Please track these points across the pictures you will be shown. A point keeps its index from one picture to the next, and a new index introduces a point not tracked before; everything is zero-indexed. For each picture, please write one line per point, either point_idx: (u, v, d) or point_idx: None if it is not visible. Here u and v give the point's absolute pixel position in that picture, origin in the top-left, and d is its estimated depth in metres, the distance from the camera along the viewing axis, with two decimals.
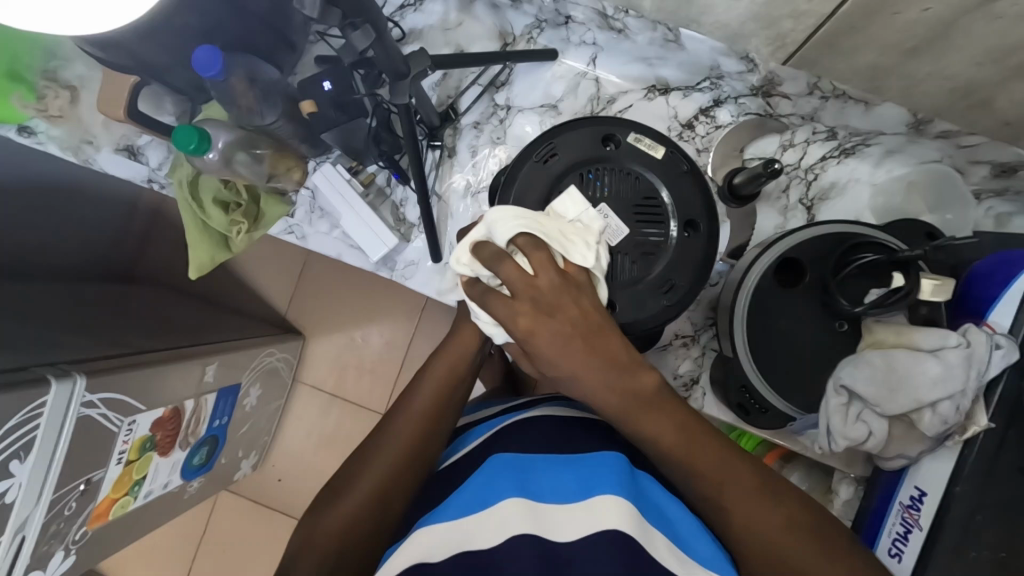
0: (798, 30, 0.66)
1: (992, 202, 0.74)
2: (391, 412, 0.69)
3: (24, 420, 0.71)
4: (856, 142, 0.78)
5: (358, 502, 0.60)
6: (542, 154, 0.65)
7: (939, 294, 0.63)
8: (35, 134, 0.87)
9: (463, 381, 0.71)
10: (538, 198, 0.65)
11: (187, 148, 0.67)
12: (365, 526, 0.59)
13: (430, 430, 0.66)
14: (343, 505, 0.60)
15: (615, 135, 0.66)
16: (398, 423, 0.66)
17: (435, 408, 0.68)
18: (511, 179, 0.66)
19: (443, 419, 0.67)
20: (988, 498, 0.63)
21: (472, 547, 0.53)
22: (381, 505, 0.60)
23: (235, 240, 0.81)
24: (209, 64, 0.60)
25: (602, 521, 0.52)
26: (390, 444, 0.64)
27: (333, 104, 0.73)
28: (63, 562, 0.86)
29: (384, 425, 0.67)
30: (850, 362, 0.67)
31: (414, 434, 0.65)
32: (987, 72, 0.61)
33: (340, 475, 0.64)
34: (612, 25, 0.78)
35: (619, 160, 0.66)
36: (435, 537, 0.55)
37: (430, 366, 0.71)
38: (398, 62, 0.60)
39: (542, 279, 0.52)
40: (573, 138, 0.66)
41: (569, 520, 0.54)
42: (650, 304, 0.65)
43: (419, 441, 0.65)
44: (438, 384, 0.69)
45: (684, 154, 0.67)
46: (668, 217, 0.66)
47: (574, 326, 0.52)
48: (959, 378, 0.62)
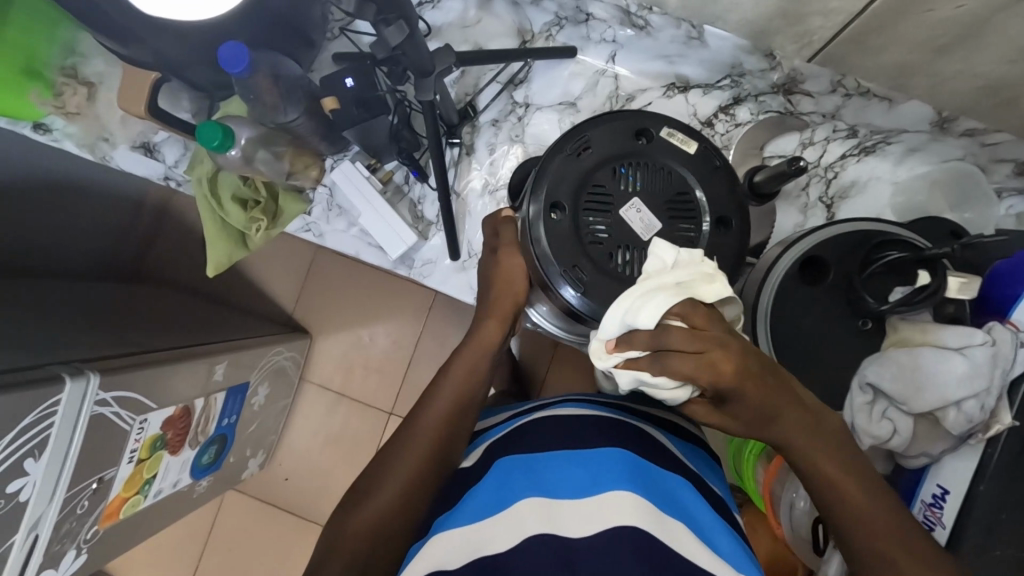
0: (825, 27, 0.66)
1: (1013, 200, 0.75)
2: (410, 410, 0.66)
3: (38, 418, 0.71)
4: (877, 140, 0.78)
5: (387, 508, 0.59)
6: (575, 147, 0.65)
7: (965, 292, 0.63)
8: (50, 131, 0.87)
9: (485, 379, 0.68)
10: (571, 190, 0.64)
11: (211, 145, 0.67)
12: (391, 526, 0.59)
13: (454, 432, 0.64)
14: (370, 509, 0.60)
15: (649, 130, 0.66)
16: (420, 424, 0.64)
17: (457, 407, 0.65)
18: (544, 170, 0.65)
19: (466, 420, 0.66)
20: (1013, 497, 0.64)
21: (487, 551, 0.53)
22: (408, 510, 0.60)
23: (255, 238, 0.82)
24: (233, 61, 0.60)
25: (613, 518, 0.53)
26: (413, 447, 0.62)
27: (357, 102, 0.72)
28: (74, 561, 0.86)
29: (405, 425, 0.65)
30: (874, 361, 0.68)
31: (437, 437, 0.63)
32: (1016, 70, 0.61)
33: (363, 476, 0.63)
34: (635, 22, 0.77)
35: (652, 154, 0.66)
36: (452, 541, 0.55)
37: (451, 363, 0.69)
38: (425, 58, 0.60)
39: (708, 330, 0.49)
40: (606, 131, 0.66)
41: (578, 516, 0.55)
42: None
43: (442, 440, 0.63)
44: (459, 381, 0.67)
45: (717, 150, 0.67)
46: (700, 213, 0.65)
47: (750, 370, 0.50)
48: (985, 377, 0.62)
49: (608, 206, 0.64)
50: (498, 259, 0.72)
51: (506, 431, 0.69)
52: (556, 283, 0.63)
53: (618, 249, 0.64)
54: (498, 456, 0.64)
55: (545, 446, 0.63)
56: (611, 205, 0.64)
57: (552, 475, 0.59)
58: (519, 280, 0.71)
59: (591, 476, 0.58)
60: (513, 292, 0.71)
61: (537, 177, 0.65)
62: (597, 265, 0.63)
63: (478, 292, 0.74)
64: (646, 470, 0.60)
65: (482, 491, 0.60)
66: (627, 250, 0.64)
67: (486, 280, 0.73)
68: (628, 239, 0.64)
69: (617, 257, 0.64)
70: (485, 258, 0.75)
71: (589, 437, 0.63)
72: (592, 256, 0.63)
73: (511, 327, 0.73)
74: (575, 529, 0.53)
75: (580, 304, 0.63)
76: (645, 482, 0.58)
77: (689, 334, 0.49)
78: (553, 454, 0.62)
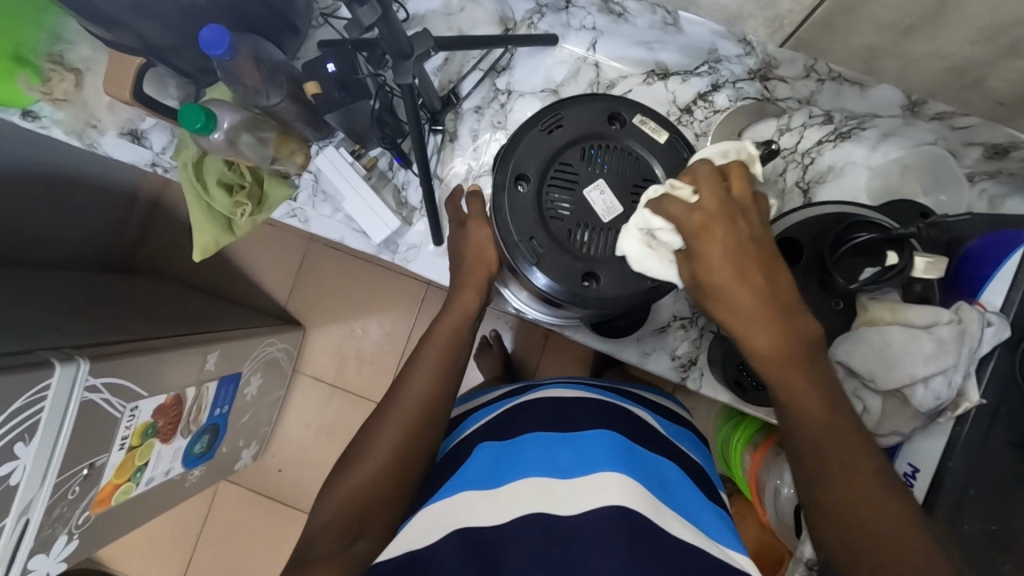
0: (794, 11, 0.66)
1: (986, 184, 0.78)
2: (391, 386, 0.68)
3: (28, 403, 0.72)
4: (852, 126, 0.80)
5: (373, 476, 0.61)
6: (548, 123, 0.67)
7: (932, 271, 0.66)
8: (39, 118, 0.88)
9: (464, 342, 0.70)
10: (538, 167, 0.66)
11: (193, 127, 0.68)
12: (381, 493, 0.60)
13: (437, 396, 0.65)
14: (358, 479, 0.61)
15: (621, 115, 0.68)
16: (402, 395, 0.65)
17: (439, 373, 0.67)
18: (507, 153, 0.67)
19: (448, 385, 0.67)
20: (982, 471, 0.65)
21: (467, 525, 0.55)
22: (398, 472, 0.61)
23: (242, 223, 0.82)
24: (216, 43, 0.62)
25: (607, 501, 0.53)
26: (395, 418, 0.64)
27: (339, 85, 0.73)
28: (66, 546, 0.87)
29: (389, 400, 0.66)
30: (845, 339, 0.69)
31: (420, 406, 0.64)
32: (980, 51, 0.61)
33: (348, 452, 0.64)
34: (612, 9, 0.78)
35: (623, 140, 0.67)
36: (435, 519, 0.57)
37: (429, 337, 0.70)
38: (402, 41, 0.61)
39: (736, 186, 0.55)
40: (578, 113, 0.67)
41: (570, 493, 0.56)
42: (635, 282, 0.66)
43: (426, 406, 0.64)
44: (441, 349, 0.68)
45: (686, 142, 0.68)
46: None
47: (747, 254, 0.54)
48: (952, 353, 0.65)
49: (573, 184, 0.66)
50: (468, 232, 0.75)
51: (495, 416, 0.71)
52: (518, 257, 0.65)
53: (578, 228, 0.66)
54: (480, 440, 0.66)
55: (533, 428, 0.65)
56: (576, 184, 0.67)
57: (542, 456, 0.61)
58: (489, 250, 0.73)
59: (580, 457, 0.60)
60: (486, 265, 0.73)
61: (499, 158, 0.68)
62: (554, 240, 0.65)
63: (451, 271, 0.77)
64: (639, 454, 0.61)
65: (467, 473, 0.61)
66: (585, 230, 0.66)
67: (457, 256, 0.76)
68: (588, 219, 0.66)
69: (576, 235, 0.66)
70: (453, 231, 0.79)
71: (574, 421, 0.65)
72: (551, 230, 0.66)
73: (485, 299, 0.74)
74: (560, 506, 0.54)
75: (548, 288, 0.65)
76: (637, 465, 0.58)
77: (709, 175, 0.55)
78: (540, 433, 0.64)
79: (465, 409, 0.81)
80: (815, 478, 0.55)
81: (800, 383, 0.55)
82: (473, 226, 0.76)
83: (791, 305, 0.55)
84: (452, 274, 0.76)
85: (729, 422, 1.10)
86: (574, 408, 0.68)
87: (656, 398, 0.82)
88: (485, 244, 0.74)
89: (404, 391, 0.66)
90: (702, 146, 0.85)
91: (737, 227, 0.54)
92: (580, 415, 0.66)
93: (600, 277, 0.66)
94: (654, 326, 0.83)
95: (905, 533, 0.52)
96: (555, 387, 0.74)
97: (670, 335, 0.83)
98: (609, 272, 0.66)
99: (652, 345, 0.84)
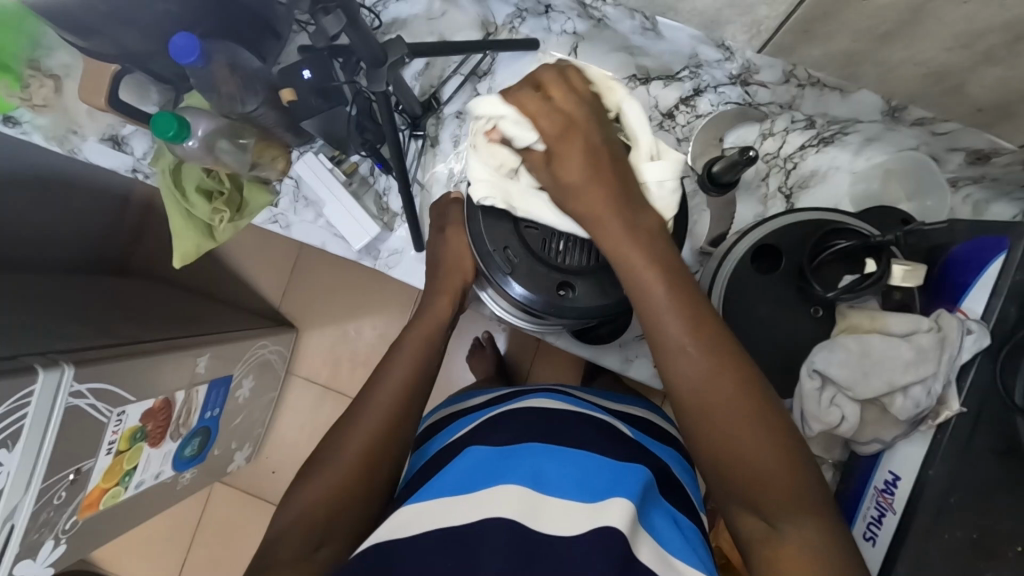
0: (771, 17, 0.65)
1: (970, 189, 0.78)
2: (366, 383, 0.68)
3: (10, 409, 0.72)
4: (834, 131, 0.79)
5: (346, 472, 0.61)
6: None
7: (910, 279, 0.66)
8: (20, 124, 0.88)
9: (438, 349, 0.71)
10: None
11: (166, 135, 0.68)
12: (347, 499, 0.60)
13: (409, 403, 0.65)
14: (332, 476, 0.61)
15: None
16: (376, 391, 0.66)
17: (412, 380, 0.67)
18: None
19: (421, 393, 0.67)
20: (964, 479, 0.64)
21: (449, 523, 0.53)
22: (366, 480, 0.61)
23: (219, 229, 0.82)
24: (186, 51, 0.61)
25: (591, 518, 0.52)
26: (369, 414, 0.64)
27: (316, 92, 0.76)
28: (53, 551, 0.87)
29: (360, 404, 0.66)
30: (823, 347, 0.69)
31: (396, 403, 0.65)
32: (957, 58, 0.60)
33: (322, 448, 0.64)
34: (591, 14, 0.77)
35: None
36: (416, 513, 0.55)
37: (404, 336, 0.71)
38: (375, 48, 0.60)
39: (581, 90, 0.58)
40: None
41: (556, 509, 0.54)
42: (613, 289, 0.66)
43: (398, 414, 0.64)
44: (415, 356, 0.68)
45: None
46: None
47: (593, 152, 0.56)
48: (932, 361, 0.64)
49: None
50: (446, 237, 0.75)
51: (474, 425, 0.70)
52: (493, 268, 0.65)
53: (554, 237, 0.66)
54: (469, 444, 0.65)
55: (515, 440, 0.64)
56: None
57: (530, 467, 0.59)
58: (466, 258, 0.74)
59: (566, 472, 0.59)
60: (462, 272, 0.74)
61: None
62: (530, 249, 0.65)
63: (428, 279, 0.76)
64: (624, 472, 0.60)
65: (452, 476, 0.60)
66: (560, 238, 0.65)
67: (434, 264, 0.76)
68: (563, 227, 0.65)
69: (552, 245, 0.65)
70: (432, 236, 0.79)
71: (562, 437, 0.65)
72: (526, 239, 0.65)
73: (460, 305, 0.75)
74: (549, 520, 0.53)
75: (527, 299, 0.65)
76: (621, 483, 0.58)
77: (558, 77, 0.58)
78: (528, 446, 0.63)
79: (444, 415, 0.81)
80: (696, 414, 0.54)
81: (666, 310, 0.54)
82: (452, 232, 0.75)
83: (632, 204, 0.56)
84: (429, 283, 0.75)
85: None
86: (556, 422, 0.68)
87: (638, 412, 0.81)
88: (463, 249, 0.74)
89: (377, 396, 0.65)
90: (685, 152, 0.85)
91: (584, 128, 0.57)
92: (567, 431, 0.66)
93: (577, 286, 0.65)
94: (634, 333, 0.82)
95: (746, 429, 0.52)
96: (536, 398, 0.74)
97: None
98: (585, 282, 0.65)
99: (635, 351, 0.83)
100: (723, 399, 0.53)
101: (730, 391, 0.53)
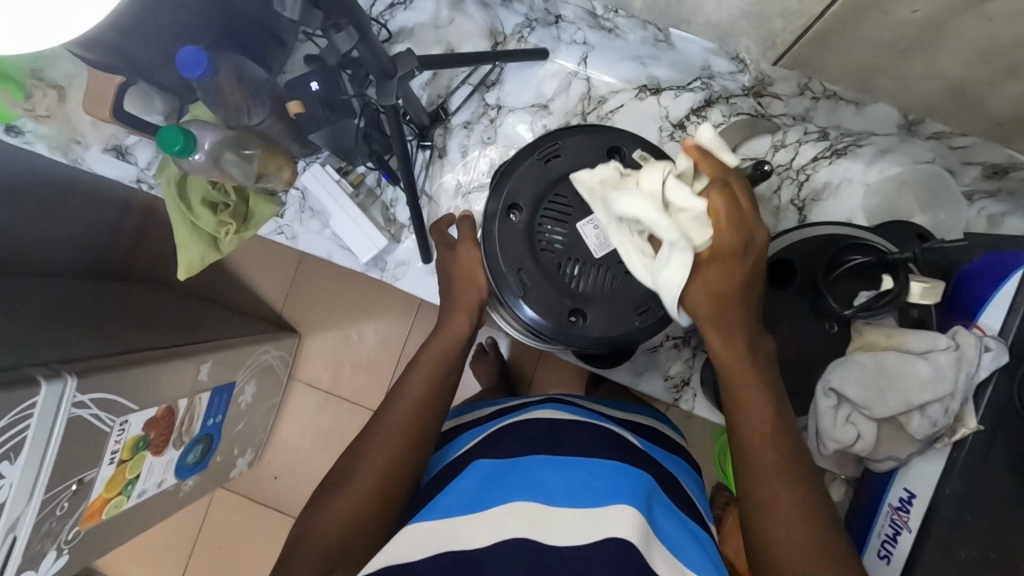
0: (788, 30, 0.64)
1: (985, 203, 0.76)
2: (382, 403, 0.67)
3: (14, 420, 0.71)
4: (848, 143, 0.79)
5: (362, 493, 0.60)
6: (544, 153, 0.66)
7: (928, 296, 0.65)
8: (22, 133, 0.87)
9: (452, 368, 0.69)
10: (529, 197, 0.66)
11: (173, 149, 0.67)
12: (361, 523, 0.59)
13: (424, 422, 0.64)
14: (349, 497, 0.60)
15: (621, 149, 0.67)
16: (393, 410, 0.65)
17: (425, 398, 0.65)
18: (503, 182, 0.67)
19: (434, 412, 0.66)
20: (976, 496, 0.63)
21: (458, 543, 0.51)
22: (379, 500, 0.60)
23: (226, 241, 0.81)
24: (194, 64, 0.60)
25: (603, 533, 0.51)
26: (388, 433, 0.63)
27: (323, 105, 0.73)
28: (56, 561, 0.86)
29: (373, 424, 0.65)
30: (838, 366, 0.68)
31: (411, 423, 0.64)
32: (978, 73, 0.59)
33: (337, 470, 0.63)
34: (603, 24, 0.77)
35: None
36: (424, 531, 0.53)
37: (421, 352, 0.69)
38: (385, 61, 0.60)
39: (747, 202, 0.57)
40: (577, 146, 0.67)
41: (564, 525, 0.53)
42: (625, 319, 0.65)
43: (411, 434, 0.63)
44: (428, 373, 0.67)
45: None
46: None
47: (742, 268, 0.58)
48: (949, 379, 0.63)
49: (566, 218, 0.65)
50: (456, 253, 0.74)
51: (483, 437, 0.69)
52: (505, 289, 0.65)
53: (569, 262, 0.65)
54: (475, 457, 0.64)
55: (518, 451, 0.63)
56: (569, 216, 0.65)
57: (536, 480, 0.58)
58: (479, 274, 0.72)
59: (578, 484, 0.58)
60: (476, 288, 0.72)
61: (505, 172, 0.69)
62: (544, 271, 0.65)
63: (443, 294, 0.75)
64: (629, 479, 0.59)
65: (457, 491, 0.59)
66: (576, 263, 0.65)
67: (447, 280, 0.74)
68: (579, 253, 0.65)
69: (566, 269, 0.65)
70: (441, 251, 0.77)
71: (568, 446, 0.64)
72: (541, 263, 0.65)
73: (477, 322, 0.73)
74: (558, 537, 0.52)
75: (536, 323, 0.65)
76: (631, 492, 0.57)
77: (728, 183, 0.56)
78: (531, 457, 0.62)
79: (454, 425, 0.80)
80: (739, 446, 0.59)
81: (757, 414, 0.59)
82: (462, 247, 0.75)
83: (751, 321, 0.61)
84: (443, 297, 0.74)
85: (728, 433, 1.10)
86: (564, 432, 0.66)
87: (653, 424, 0.80)
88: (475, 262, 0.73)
89: (390, 417, 0.64)
90: None
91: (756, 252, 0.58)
92: (572, 439, 0.65)
93: (588, 314, 0.65)
94: (645, 347, 0.81)
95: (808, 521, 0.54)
96: (545, 407, 0.73)
97: (663, 354, 0.82)
98: (597, 310, 0.65)
99: (644, 365, 0.82)
100: (796, 503, 0.55)
101: (788, 441, 0.58)
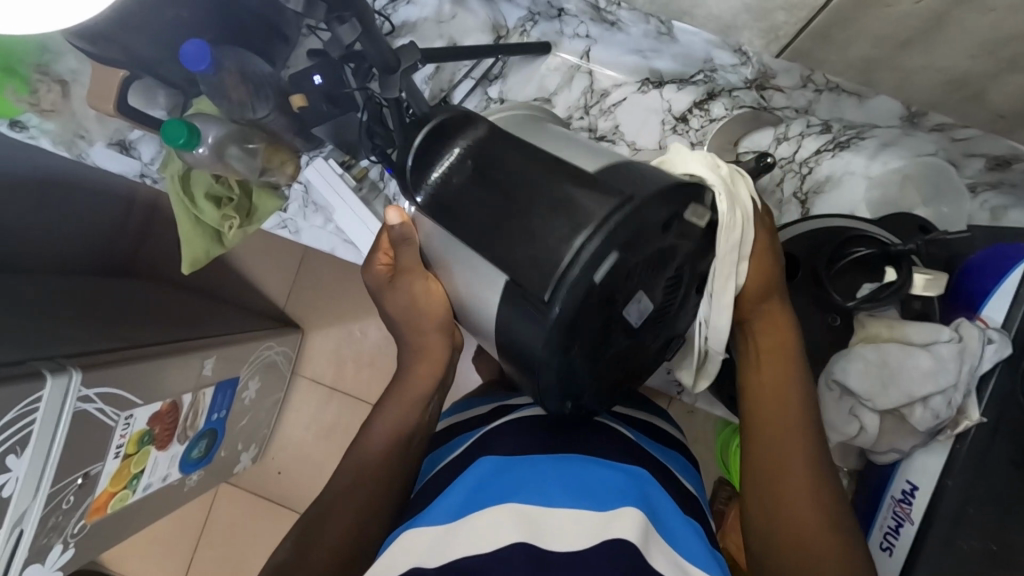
0: (790, 23, 0.64)
1: (987, 195, 0.76)
2: (358, 434, 0.70)
3: (20, 414, 0.71)
4: (850, 136, 0.79)
5: (348, 518, 0.62)
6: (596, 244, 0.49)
7: (931, 288, 0.67)
8: (27, 128, 0.89)
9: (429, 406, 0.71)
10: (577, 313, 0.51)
11: (177, 142, 0.68)
12: (343, 551, 0.60)
13: (399, 455, 0.66)
14: (334, 525, 0.61)
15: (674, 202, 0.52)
16: (376, 434, 0.68)
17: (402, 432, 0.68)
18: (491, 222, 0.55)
19: (412, 446, 0.68)
20: (980, 490, 0.62)
21: (452, 556, 0.50)
22: (360, 529, 0.61)
23: (230, 236, 0.82)
24: (198, 58, 0.61)
25: (603, 531, 0.51)
26: (373, 456, 0.66)
27: (325, 97, 0.74)
28: (63, 554, 0.86)
29: (356, 454, 0.67)
30: (840, 357, 0.71)
31: (388, 450, 0.66)
32: (981, 65, 0.59)
33: (319, 502, 0.64)
34: (605, 17, 0.76)
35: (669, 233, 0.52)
36: (427, 538, 0.53)
37: (396, 388, 0.72)
38: (387, 54, 0.64)
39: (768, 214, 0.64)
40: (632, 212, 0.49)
41: (566, 523, 0.52)
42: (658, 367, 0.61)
43: (390, 464, 0.65)
44: (404, 409, 0.69)
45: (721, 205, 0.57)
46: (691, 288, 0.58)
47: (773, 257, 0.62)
48: (950, 372, 0.64)
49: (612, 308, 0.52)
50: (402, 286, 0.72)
51: (474, 435, 0.70)
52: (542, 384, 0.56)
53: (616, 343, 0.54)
54: (478, 455, 0.63)
55: (523, 450, 0.62)
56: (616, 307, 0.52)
57: (532, 477, 0.57)
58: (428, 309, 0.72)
59: (570, 480, 0.57)
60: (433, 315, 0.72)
61: (476, 181, 0.58)
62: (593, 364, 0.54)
63: (400, 321, 0.74)
64: (632, 479, 0.59)
65: (459, 491, 0.58)
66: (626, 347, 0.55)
67: (409, 314, 0.72)
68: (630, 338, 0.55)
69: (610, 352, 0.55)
70: (392, 291, 0.73)
71: (567, 442, 0.64)
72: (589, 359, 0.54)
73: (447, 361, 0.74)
74: (553, 541, 0.50)
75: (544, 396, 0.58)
76: (626, 490, 0.56)
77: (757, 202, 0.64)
78: (532, 456, 0.60)
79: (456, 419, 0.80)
80: (757, 439, 0.60)
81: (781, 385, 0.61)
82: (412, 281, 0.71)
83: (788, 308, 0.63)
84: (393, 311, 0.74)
85: (731, 427, 1.08)
86: (565, 430, 0.66)
87: (646, 417, 0.80)
88: (422, 286, 0.72)
89: (370, 450, 0.66)
90: None
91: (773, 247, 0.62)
92: (570, 433, 0.65)
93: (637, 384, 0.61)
94: None
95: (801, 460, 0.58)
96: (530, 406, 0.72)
97: None
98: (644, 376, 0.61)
99: None
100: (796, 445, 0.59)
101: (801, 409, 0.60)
